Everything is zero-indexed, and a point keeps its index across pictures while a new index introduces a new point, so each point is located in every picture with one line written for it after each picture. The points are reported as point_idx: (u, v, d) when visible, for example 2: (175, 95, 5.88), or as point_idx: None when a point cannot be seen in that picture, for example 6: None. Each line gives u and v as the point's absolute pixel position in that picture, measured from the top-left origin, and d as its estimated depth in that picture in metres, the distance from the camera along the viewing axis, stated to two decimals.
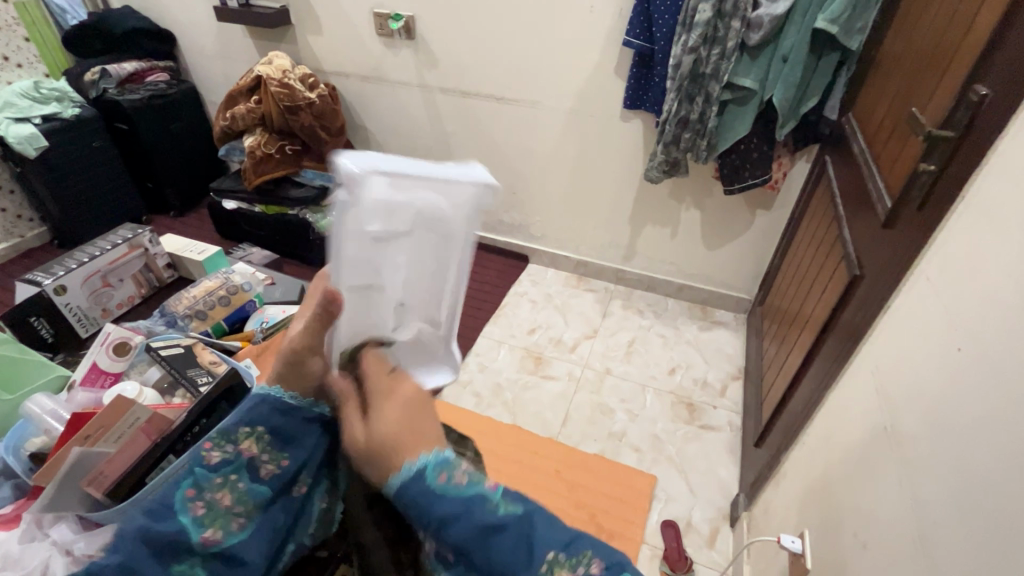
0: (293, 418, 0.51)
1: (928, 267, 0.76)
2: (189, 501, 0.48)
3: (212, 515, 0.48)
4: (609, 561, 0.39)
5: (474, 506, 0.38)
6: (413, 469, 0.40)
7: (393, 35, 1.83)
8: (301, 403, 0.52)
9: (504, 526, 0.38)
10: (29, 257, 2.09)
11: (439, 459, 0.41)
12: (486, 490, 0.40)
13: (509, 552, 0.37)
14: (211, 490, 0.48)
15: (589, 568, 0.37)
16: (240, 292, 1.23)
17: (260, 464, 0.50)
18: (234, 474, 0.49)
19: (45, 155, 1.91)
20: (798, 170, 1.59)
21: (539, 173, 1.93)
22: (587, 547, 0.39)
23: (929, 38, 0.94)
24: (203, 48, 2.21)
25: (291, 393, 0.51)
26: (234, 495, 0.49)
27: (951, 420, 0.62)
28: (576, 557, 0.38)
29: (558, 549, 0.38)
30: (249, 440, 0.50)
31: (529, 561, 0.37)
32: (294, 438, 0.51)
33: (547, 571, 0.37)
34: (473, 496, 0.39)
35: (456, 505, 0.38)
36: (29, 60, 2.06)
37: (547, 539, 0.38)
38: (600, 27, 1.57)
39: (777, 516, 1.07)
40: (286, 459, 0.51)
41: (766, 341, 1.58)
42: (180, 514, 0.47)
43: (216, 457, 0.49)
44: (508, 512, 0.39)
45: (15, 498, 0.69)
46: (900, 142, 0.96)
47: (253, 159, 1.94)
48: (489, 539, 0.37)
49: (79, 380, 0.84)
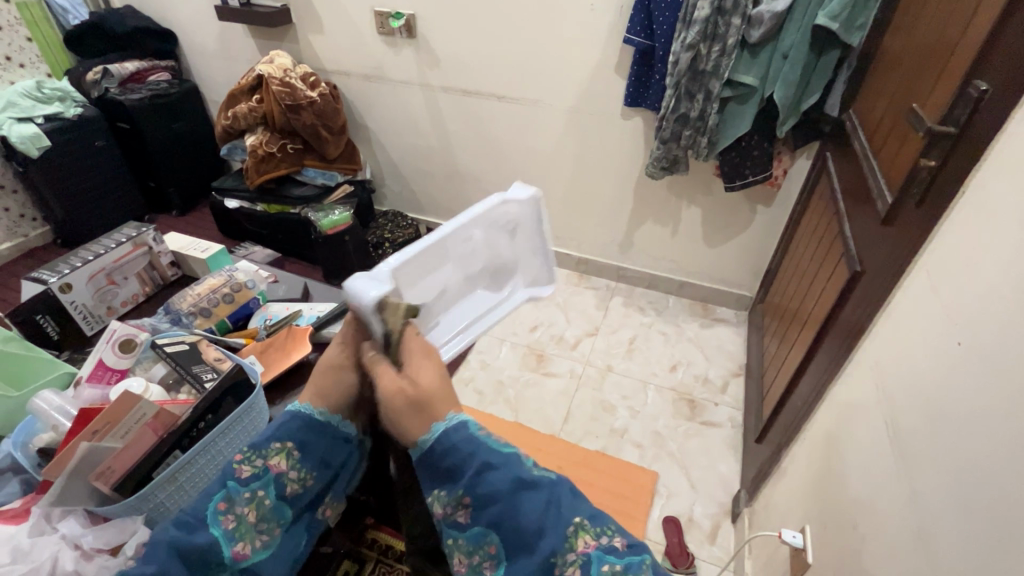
0: (322, 437, 0.56)
1: (928, 262, 0.77)
2: (221, 514, 0.51)
3: (240, 530, 0.52)
4: (630, 540, 0.44)
5: (511, 465, 0.45)
6: (456, 425, 0.48)
7: (394, 34, 1.83)
8: (329, 420, 0.57)
9: (536, 485, 0.44)
10: (33, 256, 2.10)
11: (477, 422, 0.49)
12: (521, 453, 0.47)
13: (537, 508, 0.43)
14: (241, 504, 0.52)
15: (610, 539, 0.43)
16: (243, 290, 1.23)
17: (287, 481, 0.54)
18: (263, 489, 0.53)
19: (48, 155, 1.92)
20: (799, 167, 1.60)
21: (540, 171, 1.94)
22: (611, 523, 0.44)
23: (929, 34, 0.94)
24: (204, 47, 2.22)
25: (321, 409, 0.56)
26: (260, 510, 0.53)
27: (950, 414, 0.62)
28: (601, 527, 0.43)
29: (585, 517, 0.43)
30: (279, 457, 0.54)
31: (552, 521, 0.43)
32: (322, 456, 0.56)
33: (571, 532, 0.42)
34: (510, 455, 0.46)
35: (496, 459, 0.46)
36: (32, 60, 2.07)
37: (574, 506, 0.44)
38: (600, 25, 1.57)
39: (778, 511, 1.08)
40: (312, 477, 0.56)
41: (767, 337, 1.59)
42: (213, 526, 0.51)
43: (247, 473, 0.53)
44: (541, 474, 0.46)
45: (23, 493, 0.71)
46: (900, 139, 0.96)
47: (255, 158, 1.95)
48: (521, 493, 0.43)
49: (85, 376, 0.85)
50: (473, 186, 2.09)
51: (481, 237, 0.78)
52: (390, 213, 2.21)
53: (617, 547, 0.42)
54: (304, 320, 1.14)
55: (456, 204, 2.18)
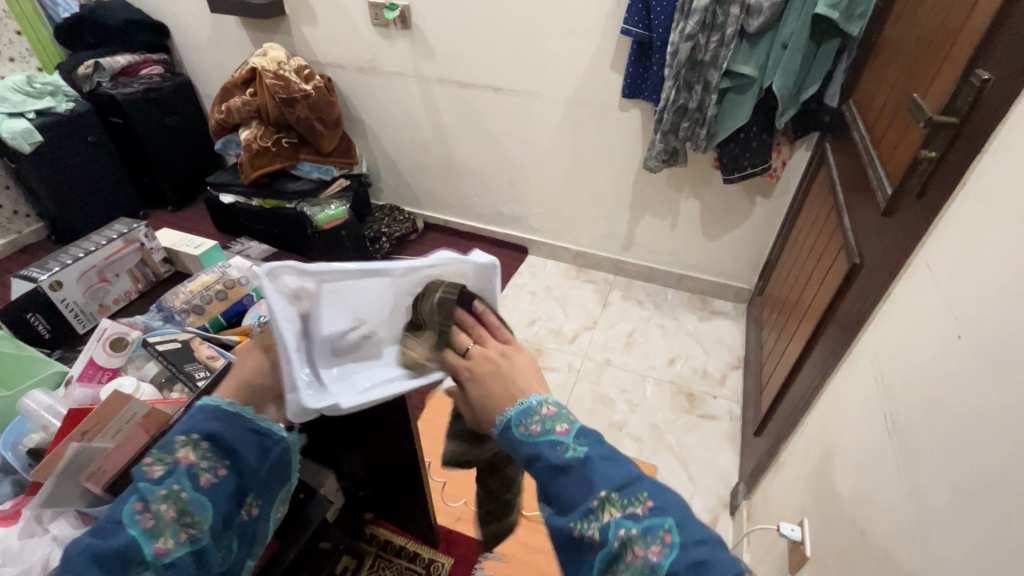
0: (231, 426, 0.59)
1: (928, 255, 0.76)
2: (137, 514, 0.54)
3: (161, 527, 0.54)
4: (660, 503, 0.40)
5: (547, 450, 0.44)
6: (503, 422, 0.46)
7: (388, 25, 1.80)
8: (238, 411, 0.60)
9: (567, 467, 0.42)
10: (26, 253, 2.09)
11: (524, 409, 0.46)
12: (559, 436, 0.44)
13: (570, 486, 0.42)
14: (157, 502, 0.55)
15: (635, 508, 0.40)
16: (236, 287, 1.23)
17: (200, 471, 0.58)
18: (176, 483, 0.56)
19: (40, 150, 1.89)
20: (798, 159, 1.58)
21: (538, 164, 1.92)
22: (642, 490, 0.41)
23: (932, 22, 0.93)
24: (196, 40, 2.19)
25: (226, 401, 0.60)
26: (178, 505, 0.56)
27: (946, 409, 0.62)
28: (629, 498, 0.40)
29: (610, 489, 0.41)
30: (187, 449, 0.57)
31: (585, 493, 0.41)
32: (232, 446, 0.60)
33: (597, 505, 0.40)
34: (545, 443, 0.44)
35: (533, 449, 0.44)
36: (21, 54, 2.05)
37: (604, 479, 0.41)
38: (596, 16, 1.55)
39: (778, 504, 1.07)
40: (224, 467, 0.60)
41: (766, 330, 1.58)
42: (130, 527, 0.53)
43: (158, 470, 0.55)
44: (573, 455, 0.43)
45: (15, 494, 0.71)
46: (901, 128, 0.95)
47: (249, 152, 1.92)
48: (556, 476, 0.42)
49: (76, 375, 0.86)
50: (470, 179, 2.08)
51: None
52: (387, 207, 2.20)
53: (639, 514, 0.40)
54: None
55: (453, 197, 2.17)
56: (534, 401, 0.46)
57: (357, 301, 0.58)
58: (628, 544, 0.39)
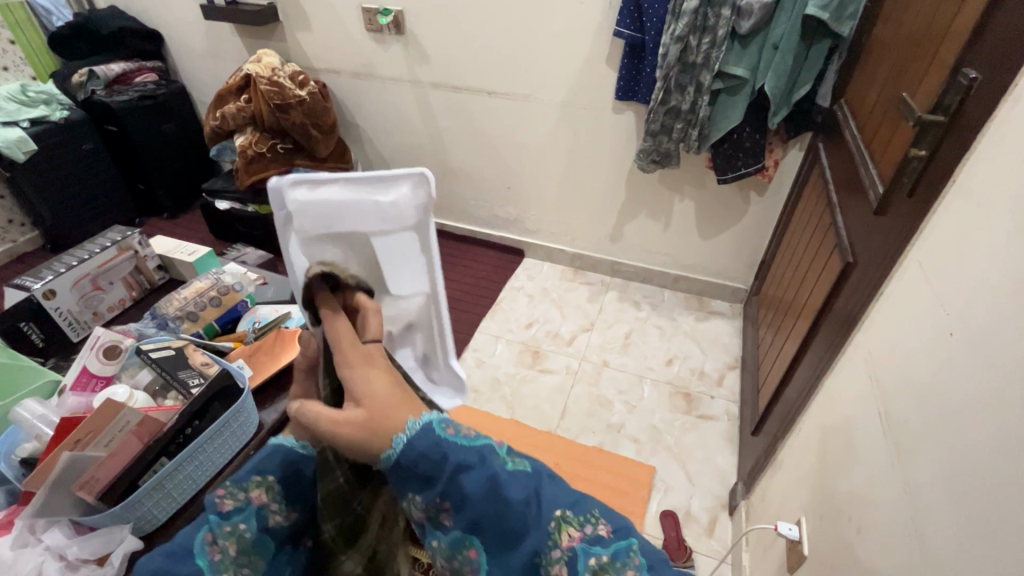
0: (300, 471, 0.59)
1: (920, 253, 0.76)
2: (207, 545, 0.52)
3: (224, 563, 0.52)
4: (616, 522, 0.42)
5: (485, 460, 0.41)
6: (420, 425, 0.42)
7: (382, 31, 1.81)
8: (309, 453, 0.59)
9: (515, 479, 0.41)
10: (22, 262, 2.09)
11: (446, 416, 0.45)
12: (492, 444, 0.43)
13: (522, 506, 0.40)
14: (224, 538, 0.53)
15: (595, 528, 0.40)
16: (231, 293, 1.22)
17: (268, 513, 0.56)
18: (243, 522, 0.54)
19: (34, 159, 1.89)
20: (791, 159, 1.59)
21: (533, 166, 1.93)
22: (595, 508, 0.42)
23: (920, 22, 0.94)
24: (191, 47, 2.19)
25: (300, 443, 0.59)
26: (240, 543, 0.54)
27: (943, 406, 0.62)
28: (584, 516, 0.41)
29: (565, 507, 0.41)
30: (260, 489, 0.56)
31: (539, 514, 0.40)
32: (299, 489, 0.59)
33: (554, 528, 0.40)
34: (481, 450, 0.42)
35: (468, 456, 0.41)
36: (15, 62, 2.04)
37: (555, 498, 0.41)
38: (589, 19, 1.56)
39: (776, 503, 1.07)
40: (292, 510, 0.58)
41: (762, 329, 1.59)
42: (198, 557, 0.51)
43: (229, 506, 0.54)
44: (517, 467, 0.42)
45: (8, 503, 0.74)
46: (891, 127, 0.95)
47: (244, 158, 1.93)
48: (500, 491, 0.40)
49: (70, 383, 0.87)
50: (465, 182, 2.08)
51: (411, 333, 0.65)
52: None
53: (603, 536, 0.40)
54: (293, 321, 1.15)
55: (448, 201, 2.17)
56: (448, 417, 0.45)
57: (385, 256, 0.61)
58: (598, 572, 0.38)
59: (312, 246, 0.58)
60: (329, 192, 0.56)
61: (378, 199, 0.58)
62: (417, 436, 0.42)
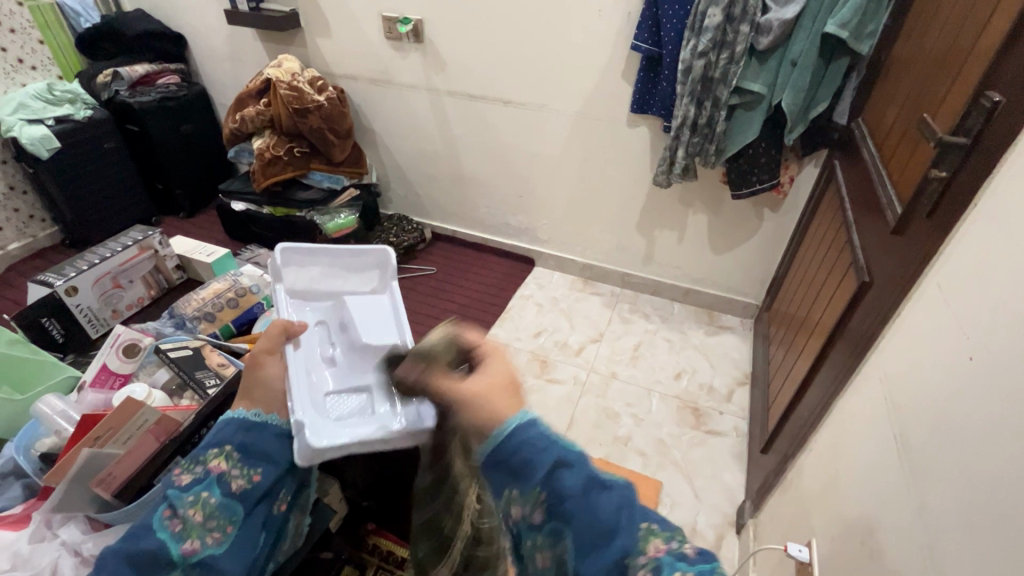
0: (256, 435, 0.64)
1: (939, 275, 0.75)
2: (168, 519, 0.56)
3: (188, 529, 0.56)
4: (700, 547, 0.43)
5: (584, 463, 0.45)
6: (528, 419, 0.47)
7: (401, 39, 1.83)
8: (262, 419, 0.66)
9: (610, 486, 0.44)
10: (40, 257, 2.12)
11: (535, 421, 0.48)
12: (586, 454, 0.47)
13: (612, 507, 0.43)
14: (184, 507, 0.56)
15: (681, 547, 0.42)
16: (247, 295, 1.24)
17: (230, 478, 0.60)
18: (205, 490, 0.58)
19: (57, 156, 1.93)
20: (807, 175, 1.58)
21: (545, 176, 1.94)
22: (680, 531, 0.43)
23: (942, 44, 0.93)
24: (214, 51, 2.23)
25: (253, 413, 0.66)
26: (205, 510, 0.57)
27: (960, 433, 0.61)
28: (673, 535, 0.43)
29: (655, 524, 0.43)
30: (218, 458, 0.60)
31: (629, 519, 0.42)
32: (260, 454, 0.63)
33: (643, 536, 0.42)
34: (578, 454, 0.46)
35: (569, 457, 0.45)
36: (43, 62, 2.08)
37: (642, 511, 0.43)
38: (606, 32, 1.57)
39: (785, 524, 1.06)
40: (256, 474, 0.62)
41: (774, 346, 1.57)
42: (160, 531, 0.55)
43: (186, 478, 0.58)
44: (614, 477, 0.45)
45: (25, 498, 0.75)
46: (912, 147, 0.95)
47: (261, 161, 1.95)
48: (596, 491, 0.44)
49: (89, 380, 0.89)
50: (478, 190, 2.09)
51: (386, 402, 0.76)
52: (396, 217, 2.22)
53: (689, 555, 0.41)
54: None
55: (461, 208, 2.18)
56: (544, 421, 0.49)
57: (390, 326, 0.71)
58: None
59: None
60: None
61: None
62: (502, 441, 0.46)
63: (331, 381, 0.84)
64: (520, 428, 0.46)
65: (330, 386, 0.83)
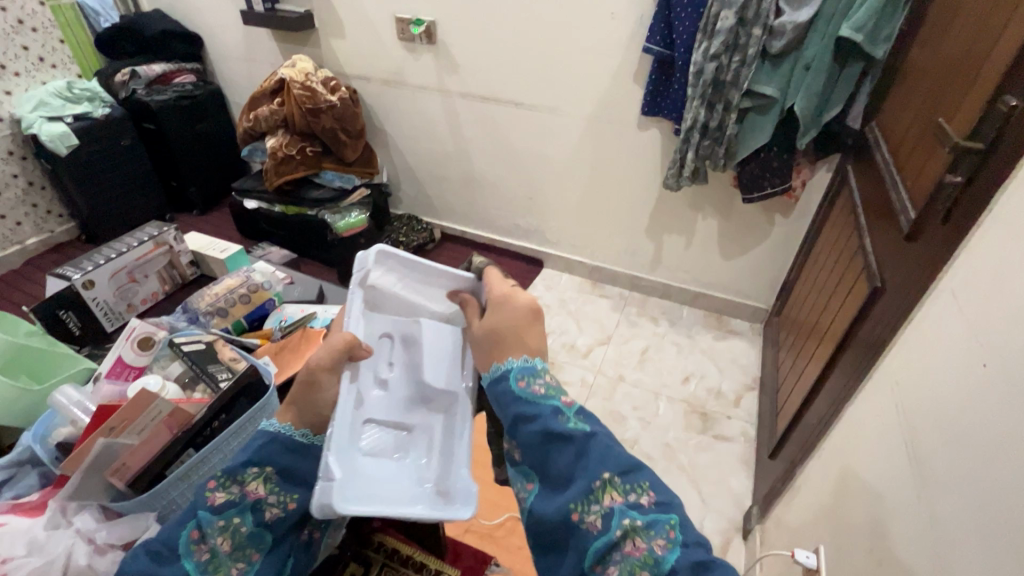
0: (299, 460, 0.61)
1: (952, 281, 0.75)
2: (194, 544, 0.56)
3: (214, 561, 0.56)
4: (661, 497, 0.45)
5: (549, 416, 0.50)
6: (502, 372, 0.55)
7: (414, 40, 1.85)
8: (309, 441, 0.62)
9: (569, 438, 0.48)
10: (57, 252, 2.16)
11: (527, 367, 0.54)
12: (560, 405, 0.51)
13: (568, 459, 0.47)
14: (214, 534, 0.56)
15: (637, 497, 0.44)
16: (259, 291, 1.26)
17: (264, 507, 0.58)
18: (236, 517, 0.57)
19: (76, 153, 1.97)
20: (819, 180, 1.57)
21: (555, 178, 1.94)
22: (645, 480, 0.46)
23: (958, 48, 0.92)
24: (229, 51, 2.26)
25: (299, 431, 0.62)
26: (235, 538, 0.57)
27: (973, 443, 0.60)
28: (631, 485, 0.45)
29: (615, 473, 0.45)
30: (256, 482, 0.58)
31: (584, 468, 0.46)
32: (297, 480, 0.61)
33: (598, 486, 0.45)
34: (545, 408, 0.51)
35: (533, 410, 0.51)
36: (63, 61, 2.11)
37: (604, 461, 0.46)
38: (618, 35, 1.57)
39: (792, 530, 1.05)
40: (292, 502, 0.60)
41: (783, 351, 1.56)
42: (186, 558, 0.55)
43: (220, 501, 0.57)
44: (575, 427, 0.49)
45: (41, 485, 0.77)
46: (926, 152, 0.94)
47: (274, 159, 1.98)
48: (552, 444, 0.49)
49: (105, 372, 0.90)
50: (488, 191, 2.10)
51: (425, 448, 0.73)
52: (406, 217, 2.24)
53: (643, 505, 0.44)
54: (319, 322, 1.18)
55: (471, 209, 2.19)
56: (539, 365, 0.55)
57: (431, 356, 0.74)
58: (630, 534, 0.43)
59: (380, 325, 0.75)
60: (398, 273, 0.74)
61: (435, 298, 0.76)
62: (494, 386, 0.55)
63: (376, 406, 0.72)
64: (504, 375, 0.55)
65: (376, 412, 0.72)
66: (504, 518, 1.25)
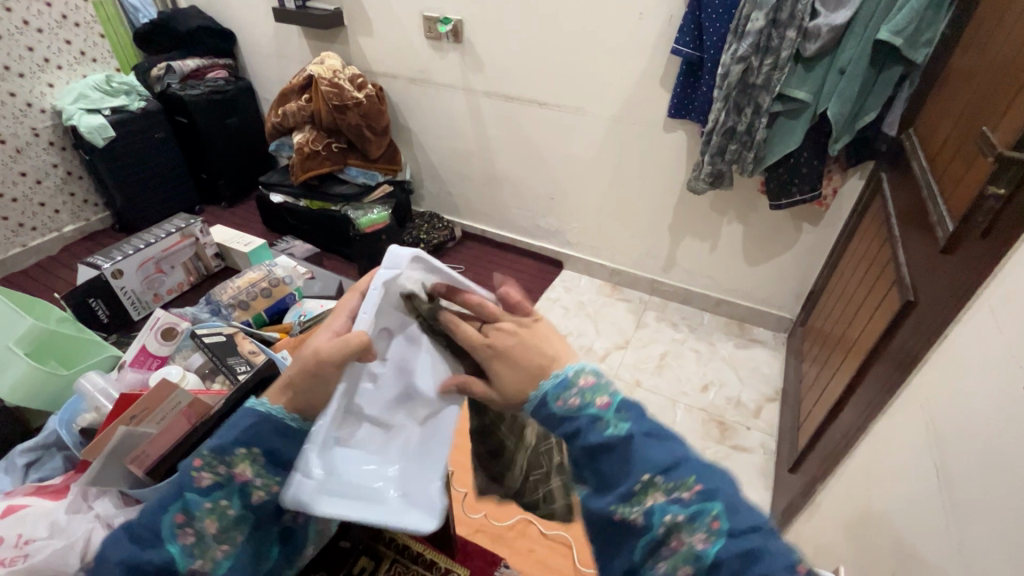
0: (287, 443, 0.62)
1: (992, 297, 0.71)
2: (178, 527, 0.57)
3: (199, 543, 0.58)
4: (707, 486, 0.48)
5: (589, 425, 0.52)
6: (540, 396, 0.55)
7: (440, 38, 1.85)
8: (295, 424, 0.63)
9: (609, 447, 0.50)
10: (92, 239, 2.23)
11: (559, 383, 0.54)
12: (599, 412, 0.52)
13: (613, 466, 0.50)
14: (201, 516, 0.58)
15: (680, 492, 0.47)
16: (281, 285, 1.28)
17: (250, 489, 0.61)
18: (223, 498, 0.59)
19: (112, 145, 2.03)
20: (850, 187, 1.52)
21: (577, 179, 1.92)
22: (687, 474, 0.48)
23: (1005, 54, 0.88)
24: (260, 47, 2.31)
25: (288, 414, 0.62)
26: (220, 520, 0.60)
27: (1009, 471, 0.57)
28: (674, 483, 0.48)
29: (655, 474, 0.48)
30: (243, 464, 0.60)
31: (628, 471, 0.49)
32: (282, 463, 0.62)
33: (641, 488, 0.48)
34: (585, 416, 0.52)
35: (573, 424, 0.53)
36: (103, 54, 2.18)
37: (644, 463, 0.49)
38: (646, 35, 1.55)
39: (812, 548, 1.02)
40: (276, 484, 0.62)
41: (807, 363, 1.52)
42: (171, 542, 0.57)
43: (207, 483, 0.58)
44: (614, 432, 0.51)
45: (65, 469, 0.80)
46: (967, 162, 0.90)
47: (300, 154, 2.00)
48: (598, 457, 0.51)
49: (129, 360, 0.93)
50: (510, 191, 2.09)
51: (411, 448, 0.71)
52: (427, 214, 2.25)
53: (686, 498, 0.47)
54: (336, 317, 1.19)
55: (492, 208, 2.19)
56: (571, 373, 0.55)
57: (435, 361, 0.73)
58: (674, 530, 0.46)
59: (383, 320, 0.69)
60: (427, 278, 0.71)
61: None
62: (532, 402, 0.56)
63: (366, 400, 0.68)
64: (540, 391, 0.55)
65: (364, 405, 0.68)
66: (515, 519, 1.25)
